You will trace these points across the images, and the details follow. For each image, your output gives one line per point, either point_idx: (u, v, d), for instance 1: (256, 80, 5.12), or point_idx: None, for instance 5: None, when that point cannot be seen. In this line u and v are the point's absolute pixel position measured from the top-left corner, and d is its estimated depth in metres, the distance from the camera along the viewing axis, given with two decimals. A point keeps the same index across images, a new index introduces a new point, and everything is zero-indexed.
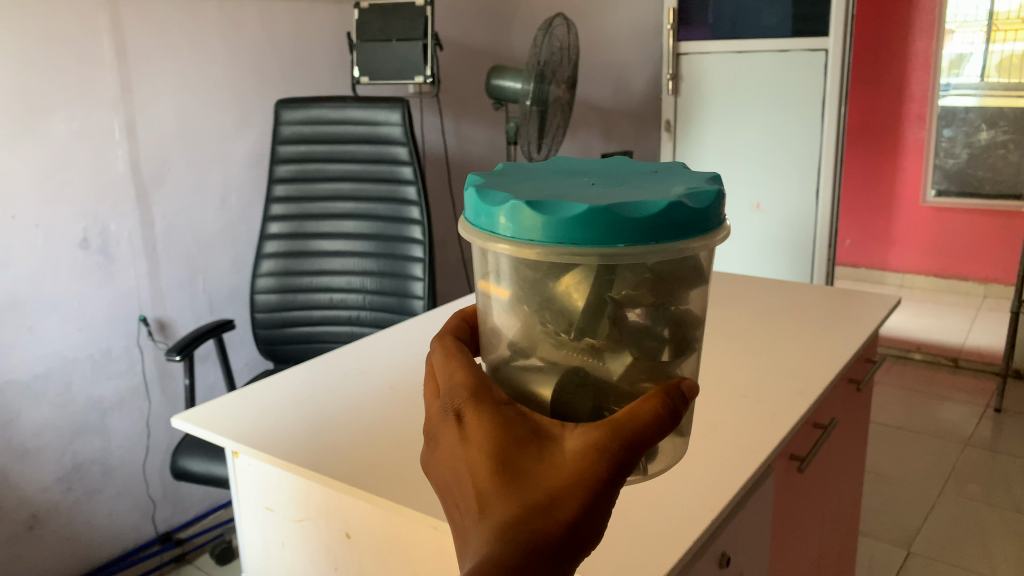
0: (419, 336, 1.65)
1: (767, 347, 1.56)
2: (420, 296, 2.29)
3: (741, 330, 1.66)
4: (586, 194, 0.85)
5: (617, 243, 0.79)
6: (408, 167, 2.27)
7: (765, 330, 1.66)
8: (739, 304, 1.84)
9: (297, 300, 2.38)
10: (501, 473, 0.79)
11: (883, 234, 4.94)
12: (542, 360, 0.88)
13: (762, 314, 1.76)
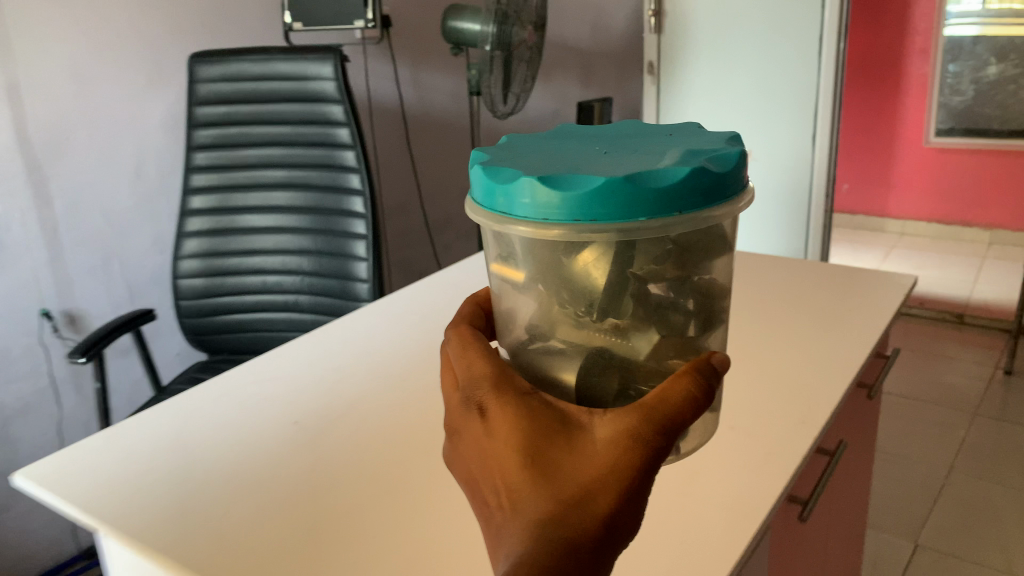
0: (346, 351, 1.38)
1: (769, 349, 1.30)
2: (365, 278, 1.99)
3: (735, 323, 1.40)
4: (601, 161, 0.85)
5: (639, 216, 0.79)
6: (344, 128, 1.96)
7: (766, 323, 1.39)
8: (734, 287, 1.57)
9: (227, 284, 2.09)
10: (535, 464, 0.75)
11: (883, 178, 4.66)
12: (563, 341, 0.89)
13: (760, 301, 1.49)
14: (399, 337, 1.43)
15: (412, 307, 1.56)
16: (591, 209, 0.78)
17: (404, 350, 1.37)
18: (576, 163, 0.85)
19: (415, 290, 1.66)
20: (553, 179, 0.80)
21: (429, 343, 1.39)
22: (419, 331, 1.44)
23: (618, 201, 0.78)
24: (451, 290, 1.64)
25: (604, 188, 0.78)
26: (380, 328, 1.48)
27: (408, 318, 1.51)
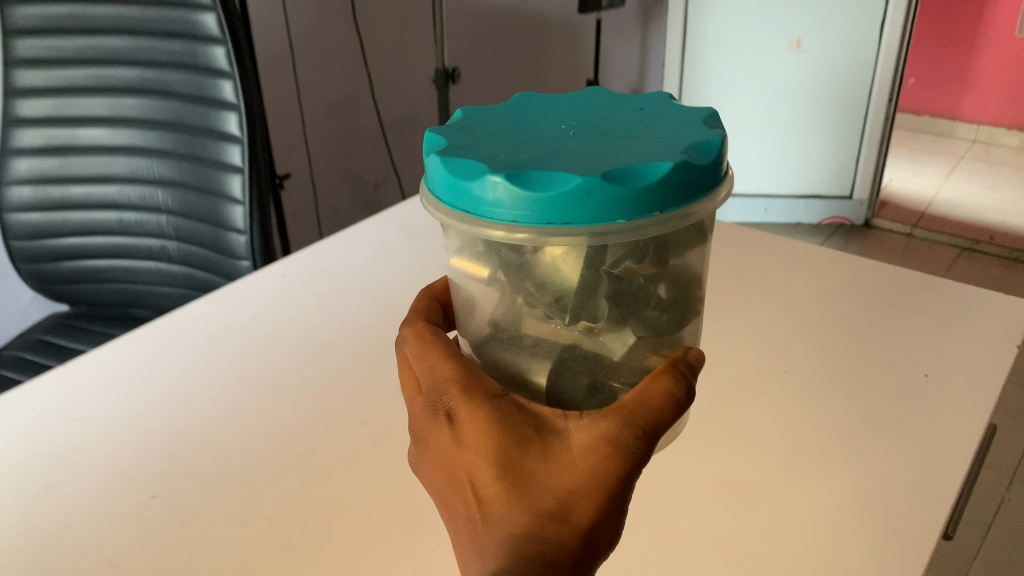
0: (97, 418, 0.84)
1: (769, 499, 0.77)
2: (242, 228, 1.45)
3: (715, 426, 0.87)
4: (559, 138, 0.60)
5: (616, 217, 0.54)
6: (210, 14, 1.34)
7: (761, 431, 0.86)
8: (726, 334, 1.02)
9: (72, 219, 1.57)
10: (511, 472, 0.66)
11: (959, 73, 3.91)
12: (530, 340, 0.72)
13: (754, 375, 0.95)
14: (190, 388, 0.88)
15: (238, 318, 1.00)
16: (554, 207, 0.53)
17: (184, 424, 0.83)
18: (525, 139, 0.60)
19: (259, 280, 1.08)
20: (506, 168, 0.55)
21: (232, 407, 0.85)
22: (230, 377, 0.90)
23: (591, 199, 0.53)
24: (307, 283, 1.07)
25: (576, 182, 0.53)
26: (168, 366, 0.92)
27: (223, 342, 0.95)
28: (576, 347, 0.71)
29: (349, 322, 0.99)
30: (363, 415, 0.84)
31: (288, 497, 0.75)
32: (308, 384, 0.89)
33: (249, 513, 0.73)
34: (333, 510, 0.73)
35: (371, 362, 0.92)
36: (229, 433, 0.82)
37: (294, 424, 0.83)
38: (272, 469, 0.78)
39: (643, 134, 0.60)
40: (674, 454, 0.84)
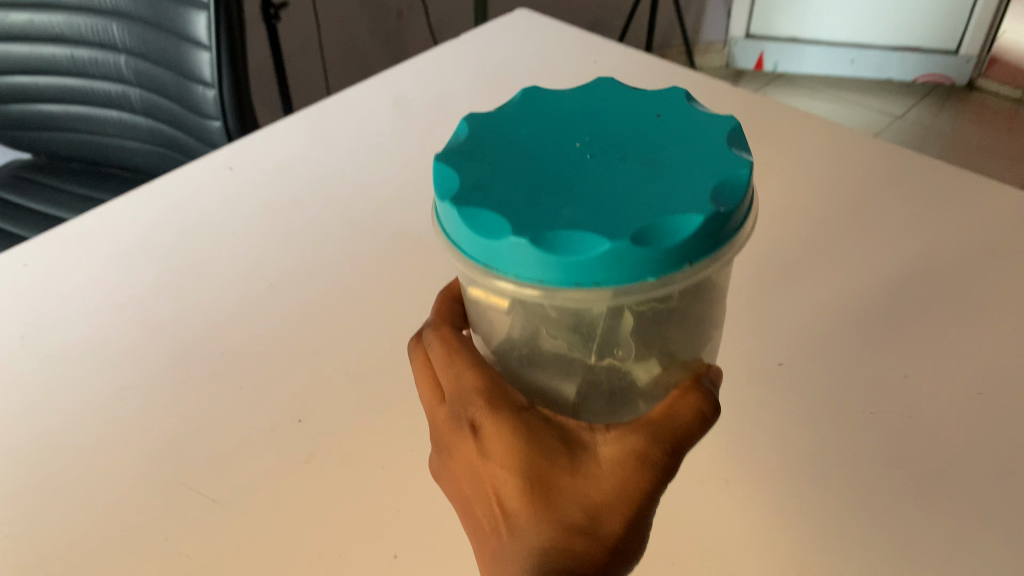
0: None
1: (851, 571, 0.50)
2: (210, 82, 1.17)
3: (779, 424, 0.58)
4: (549, 121, 0.36)
5: (649, 274, 0.31)
6: None
7: (843, 441, 0.57)
8: (806, 261, 0.71)
9: (13, 54, 1.29)
10: (528, 478, 0.41)
11: None
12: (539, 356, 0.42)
13: (846, 338, 0.63)
14: (79, 338, 0.67)
15: (162, 233, 0.78)
16: (569, 269, 0.30)
17: (62, 405, 0.62)
18: (497, 125, 0.36)
19: (200, 174, 0.85)
20: (493, 200, 0.31)
21: (129, 381, 0.64)
22: (135, 326, 0.68)
23: (623, 257, 0.30)
24: (263, 189, 0.83)
25: (603, 232, 0.30)
26: (57, 298, 0.71)
27: (136, 266, 0.74)
28: (600, 379, 0.42)
29: (304, 255, 0.75)
30: (303, 407, 0.62)
31: (177, 541, 0.53)
32: (237, 349, 0.66)
33: (119, 566, 0.52)
34: (234, 567, 0.52)
35: (326, 324, 0.68)
36: (118, 423, 0.61)
37: (208, 417, 0.61)
38: (167, 489, 0.56)
39: (658, 111, 0.36)
40: (715, 468, 0.56)
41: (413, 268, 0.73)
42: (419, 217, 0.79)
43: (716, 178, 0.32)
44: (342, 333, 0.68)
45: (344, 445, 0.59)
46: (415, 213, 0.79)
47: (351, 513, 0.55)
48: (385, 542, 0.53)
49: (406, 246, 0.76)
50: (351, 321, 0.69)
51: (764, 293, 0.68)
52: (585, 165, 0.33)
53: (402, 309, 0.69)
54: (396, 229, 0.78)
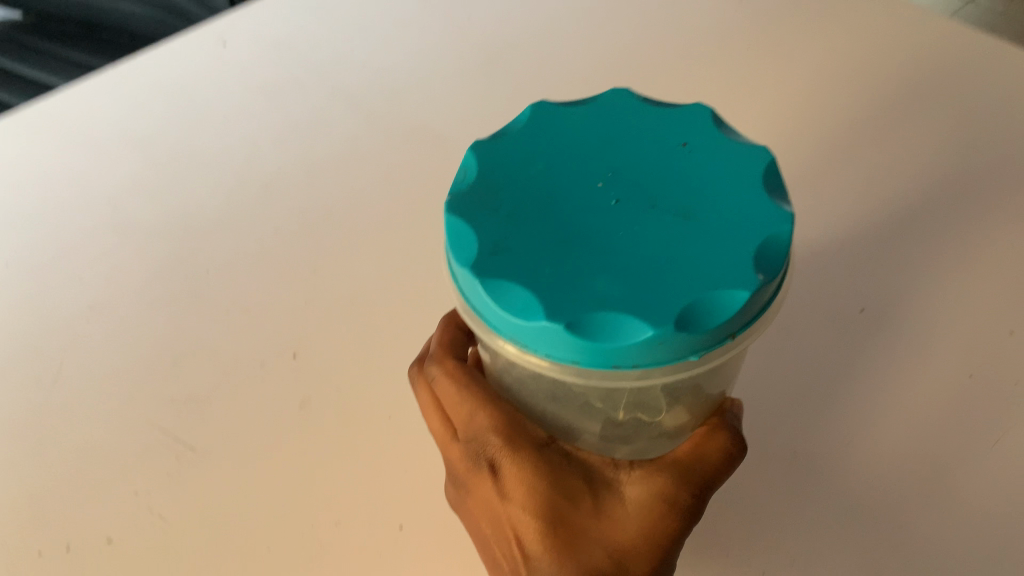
0: None
1: (936, 549, 0.42)
2: None
3: (853, 365, 0.49)
4: (567, 155, 0.31)
5: (692, 353, 0.28)
6: None
7: (934, 390, 0.47)
8: (897, 158, 0.59)
9: None
10: (549, 517, 0.33)
11: None
12: (556, 398, 0.32)
13: (940, 262, 0.53)
14: (45, 247, 0.60)
15: (142, 121, 0.69)
16: (605, 353, 0.27)
17: (21, 328, 0.55)
18: (508, 162, 0.31)
19: (188, 51, 0.74)
20: (516, 273, 0.28)
21: (99, 300, 0.57)
22: (107, 231, 0.61)
23: (666, 341, 0.27)
24: (261, 70, 0.73)
25: (642, 316, 0.26)
26: (21, 199, 0.63)
27: (113, 159, 0.66)
28: (624, 430, 0.34)
29: (301, 150, 0.66)
30: (296, 336, 0.54)
31: (146, 496, 0.47)
32: (221, 266, 0.58)
33: (83, 522, 0.46)
34: (211, 530, 0.46)
35: (325, 236, 0.60)
36: (84, 350, 0.54)
37: (186, 346, 0.54)
38: (136, 431, 0.50)
39: (687, 136, 0.32)
40: (780, 413, 0.48)
41: (428, 170, 0.64)
42: (436, 105, 0.69)
43: (762, 235, 0.28)
44: (343, 248, 0.59)
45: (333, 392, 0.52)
46: (432, 101, 0.69)
47: (344, 469, 0.48)
48: (383, 505, 0.47)
49: (419, 143, 0.66)
50: (354, 233, 0.60)
51: (846, 200, 0.57)
52: (610, 214, 0.29)
53: (413, 223, 0.60)
54: (409, 120, 0.68)
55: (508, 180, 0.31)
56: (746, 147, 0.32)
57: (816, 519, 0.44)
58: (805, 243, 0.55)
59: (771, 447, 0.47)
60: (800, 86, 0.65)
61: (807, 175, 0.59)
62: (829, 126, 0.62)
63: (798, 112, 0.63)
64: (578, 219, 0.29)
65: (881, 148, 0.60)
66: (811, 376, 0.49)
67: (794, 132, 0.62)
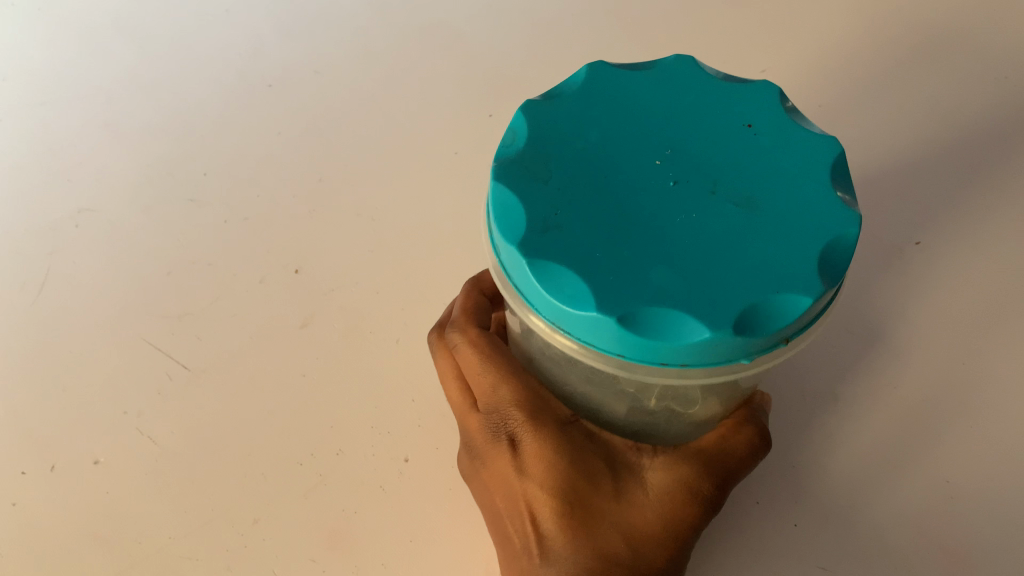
0: None
1: (991, 507, 0.37)
2: None
3: (900, 307, 0.43)
4: (625, 127, 0.29)
5: (744, 356, 0.27)
6: None
7: (992, 340, 0.42)
8: (980, 79, 0.51)
9: None
10: (568, 498, 0.32)
11: None
12: (587, 387, 0.31)
13: (1010, 191, 0.46)
14: (25, 156, 0.48)
15: (141, 10, 0.55)
16: (655, 351, 0.26)
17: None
18: (561, 131, 0.29)
19: None
20: (567, 256, 0.26)
21: (84, 200, 0.46)
22: (99, 130, 0.49)
23: (720, 344, 0.26)
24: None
25: (700, 317, 0.25)
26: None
27: (104, 52, 0.53)
28: (654, 419, 0.32)
29: (313, 51, 0.53)
30: (299, 251, 0.45)
31: (137, 417, 0.40)
32: (223, 162, 0.48)
33: (56, 462, 0.38)
34: (206, 472, 0.38)
35: (330, 134, 0.49)
36: (73, 252, 0.45)
37: (182, 257, 0.45)
38: (125, 344, 0.42)
39: (753, 116, 0.30)
40: (821, 356, 0.42)
41: (451, 79, 0.52)
42: (460, 7, 0.56)
43: (830, 237, 0.27)
44: (349, 156, 0.48)
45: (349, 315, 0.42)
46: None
47: (355, 398, 0.40)
48: (392, 436, 0.39)
49: (443, 49, 0.53)
50: (359, 138, 0.49)
51: (913, 126, 0.50)
52: (670, 201, 0.27)
53: (431, 128, 0.49)
54: (431, 21, 0.54)
55: (562, 152, 0.29)
56: (815, 135, 0.29)
57: (858, 473, 0.39)
58: (898, 185, 0.48)
59: (809, 394, 0.41)
60: (890, 19, 0.55)
61: (896, 107, 0.50)
62: (907, 49, 0.53)
63: (874, 32, 0.54)
64: (635, 203, 0.27)
65: (961, 67, 0.52)
66: (853, 316, 0.43)
67: (867, 52, 0.53)
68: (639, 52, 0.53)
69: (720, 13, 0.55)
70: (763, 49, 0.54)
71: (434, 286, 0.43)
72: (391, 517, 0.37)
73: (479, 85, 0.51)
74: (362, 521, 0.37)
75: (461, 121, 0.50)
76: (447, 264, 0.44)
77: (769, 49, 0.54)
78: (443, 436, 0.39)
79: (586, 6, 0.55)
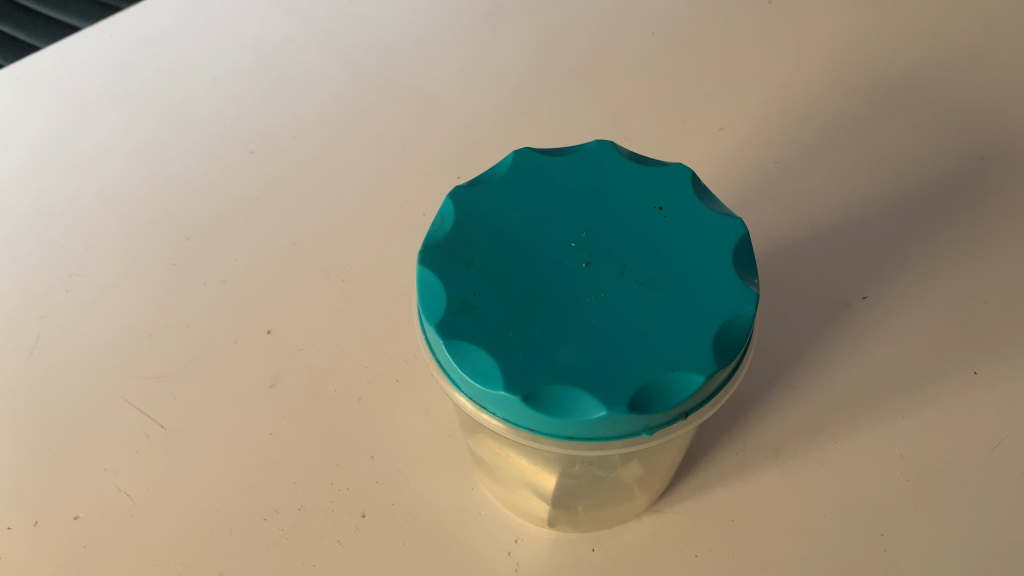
0: None
1: (922, 552, 0.38)
2: None
3: (845, 360, 0.44)
4: (543, 212, 0.31)
5: (644, 428, 0.29)
6: None
7: (929, 382, 0.43)
8: (935, 127, 0.52)
9: None
10: None
11: None
12: (520, 458, 0.34)
13: (961, 240, 0.47)
14: (23, 222, 0.52)
15: (133, 78, 0.59)
16: (561, 425, 0.28)
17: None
18: (484, 215, 0.31)
19: None
20: (480, 337, 0.28)
21: (75, 266, 0.50)
22: (90, 197, 0.53)
23: (619, 419, 0.28)
24: (253, 27, 0.61)
25: (599, 395, 0.27)
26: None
27: (97, 123, 0.57)
28: (581, 482, 0.35)
29: (291, 116, 0.56)
30: (270, 311, 0.47)
31: (114, 473, 0.42)
32: (203, 226, 0.51)
33: (42, 514, 0.41)
34: (179, 522, 0.41)
35: (304, 197, 0.52)
36: (61, 315, 0.48)
37: (161, 318, 0.47)
38: (106, 403, 0.45)
39: (664, 199, 0.32)
40: (763, 410, 0.44)
41: (420, 141, 0.54)
42: (429, 67, 0.58)
43: (724, 317, 0.28)
44: (322, 216, 0.51)
45: (313, 371, 0.45)
46: (430, 58, 0.58)
47: (317, 455, 0.42)
48: (352, 491, 0.41)
49: (413, 112, 0.56)
50: (327, 200, 0.52)
51: (865, 169, 0.51)
52: (579, 281, 0.29)
53: (399, 188, 0.52)
54: (402, 86, 0.57)
55: (483, 235, 0.31)
56: (722, 215, 0.31)
57: (796, 526, 0.40)
58: (852, 226, 0.49)
59: (750, 447, 0.43)
60: (849, 67, 0.56)
61: (850, 152, 0.52)
62: (865, 98, 0.54)
63: (833, 83, 0.55)
64: (547, 284, 0.29)
65: (913, 112, 0.53)
66: (797, 369, 0.45)
67: (826, 101, 0.54)
68: (601, 114, 0.55)
69: (682, 66, 0.57)
70: (723, 102, 0.55)
71: (396, 343, 0.46)
72: (347, 570, 0.39)
73: (446, 145, 0.54)
74: (320, 573, 0.39)
75: (429, 182, 0.52)
76: (410, 320, 0.46)
77: (730, 101, 0.55)
78: (402, 489, 0.41)
79: (552, 68, 0.58)
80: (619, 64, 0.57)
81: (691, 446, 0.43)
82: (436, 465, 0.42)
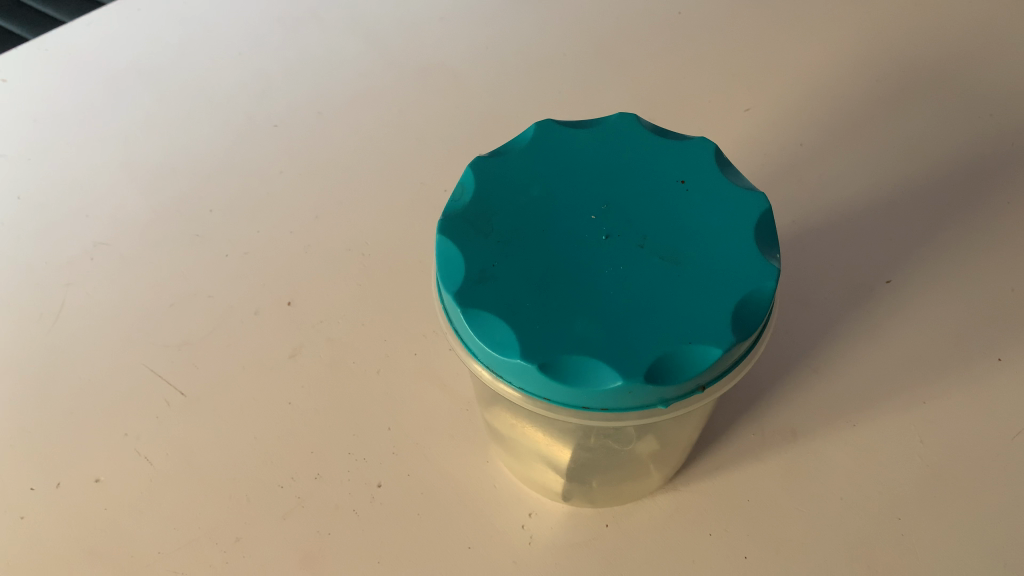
0: None
1: (940, 534, 0.38)
2: None
3: (868, 346, 0.44)
4: (564, 185, 0.31)
5: (660, 401, 0.29)
6: None
7: (953, 369, 0.42)
8: (966, 111, 0.51)
9: None
10: None
11: None
12: (534, 430, 0.34)
13: (990, 227, 0.46)
14: (50, 192, 0.53)
15: (161, 53, 0.59)
16: (576, 395, 0.28)
17: (12, 275, 0.49)
18: (505, 187, 0.31)
19: None
20: (498, 307, 0.28)
21: (101, 235, 0.50)
22: (116, 169, 0.53)
23: (635, 390, 0.28)
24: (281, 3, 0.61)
25: (616, 365, 0.27)
26: (24, 137, 0.55)
27: (125, 95, 0.57)
28: (595, 456, 0.35)
29: (316, 91, 0.56)
30: (291, 284, 0.48)
31: (136, 439, 0.43)
32: (227, 198, 0.52)
33: (63, 476, 0.42)
34: (197, 486, 0.41)
35: (327, 171, 0.52)
36: (87, 282, 0.49)
37: (183, 288, 0.48)
38: (128, 370, 0.45)
39: (686, 173, 0.31)
40: (781, 393, 0.43)
41: (444, 119, 0.54)
42: (454, 45, 0.58)
43: (743, 291, 0.28)
44: (344, 191, 0.51)
45: (333, 344, 0.45)
46: (456, 35, 0.58)
47: (334, 426, 0.43)
48: (368, 462, 0.42)
49: (438, 90, 0.56)
50: (350, 176, 0.52)
51: (894, 153, 0.50)
52: (598, 252, 0.29)
53: (421, 165, 0.52)
54: (427, 64, 0.57)
55: (504, 206, 0.31)
56: (745, 189, 0.31)
57: (813, 510, 0.40)
58: (878, 209, 0.48)
59: (768, 429, 0.42)
60: (881, 51, 0.55)
61: (877, 135, 0.51)
62: (896, 83, 0.53)
63: (864, 67, 0.54)
64: (566, 255, 0.29)
65: (944, 96, 0.52)
66: (818, 352, 0.44)
67: (856, 85, 0.53)
68: (625, 93, 0.55)
69: (709, 48, 0.56)
70: (750, 84, 0.54)
71: (416, 319, 0.46)
72: (362, 539, 0.39)
73: (470, 123, 0.54)
74: (335, 541, 0.39)
75: (451, 160, 0.52)
76: (430, 296, 0.46)
77: (758, 83, 0.54)
78: (419, 461, 0.42)
79: (578, 48, 0.57)
80: (645, 44, 0.57)
81: (708, 427, 0.43)
82: (453, 439, 0.42)
